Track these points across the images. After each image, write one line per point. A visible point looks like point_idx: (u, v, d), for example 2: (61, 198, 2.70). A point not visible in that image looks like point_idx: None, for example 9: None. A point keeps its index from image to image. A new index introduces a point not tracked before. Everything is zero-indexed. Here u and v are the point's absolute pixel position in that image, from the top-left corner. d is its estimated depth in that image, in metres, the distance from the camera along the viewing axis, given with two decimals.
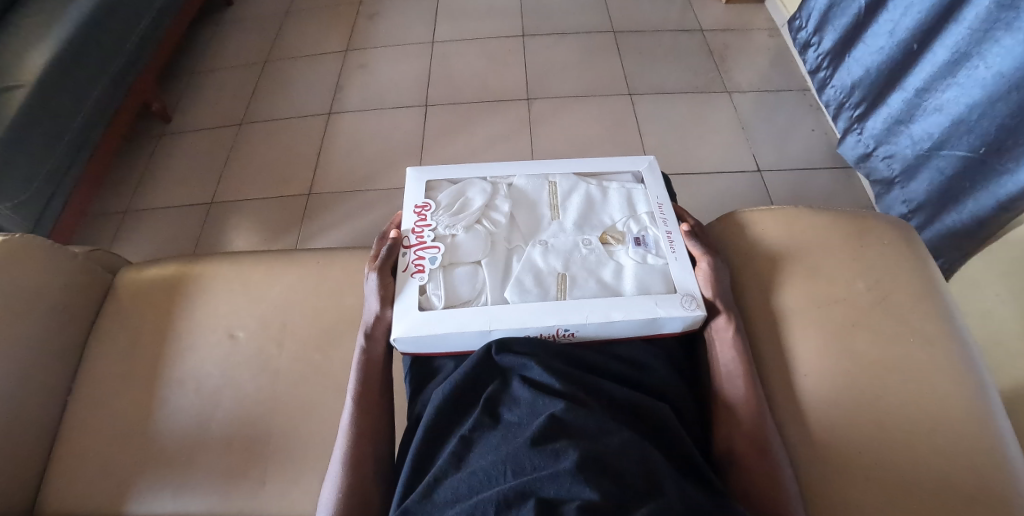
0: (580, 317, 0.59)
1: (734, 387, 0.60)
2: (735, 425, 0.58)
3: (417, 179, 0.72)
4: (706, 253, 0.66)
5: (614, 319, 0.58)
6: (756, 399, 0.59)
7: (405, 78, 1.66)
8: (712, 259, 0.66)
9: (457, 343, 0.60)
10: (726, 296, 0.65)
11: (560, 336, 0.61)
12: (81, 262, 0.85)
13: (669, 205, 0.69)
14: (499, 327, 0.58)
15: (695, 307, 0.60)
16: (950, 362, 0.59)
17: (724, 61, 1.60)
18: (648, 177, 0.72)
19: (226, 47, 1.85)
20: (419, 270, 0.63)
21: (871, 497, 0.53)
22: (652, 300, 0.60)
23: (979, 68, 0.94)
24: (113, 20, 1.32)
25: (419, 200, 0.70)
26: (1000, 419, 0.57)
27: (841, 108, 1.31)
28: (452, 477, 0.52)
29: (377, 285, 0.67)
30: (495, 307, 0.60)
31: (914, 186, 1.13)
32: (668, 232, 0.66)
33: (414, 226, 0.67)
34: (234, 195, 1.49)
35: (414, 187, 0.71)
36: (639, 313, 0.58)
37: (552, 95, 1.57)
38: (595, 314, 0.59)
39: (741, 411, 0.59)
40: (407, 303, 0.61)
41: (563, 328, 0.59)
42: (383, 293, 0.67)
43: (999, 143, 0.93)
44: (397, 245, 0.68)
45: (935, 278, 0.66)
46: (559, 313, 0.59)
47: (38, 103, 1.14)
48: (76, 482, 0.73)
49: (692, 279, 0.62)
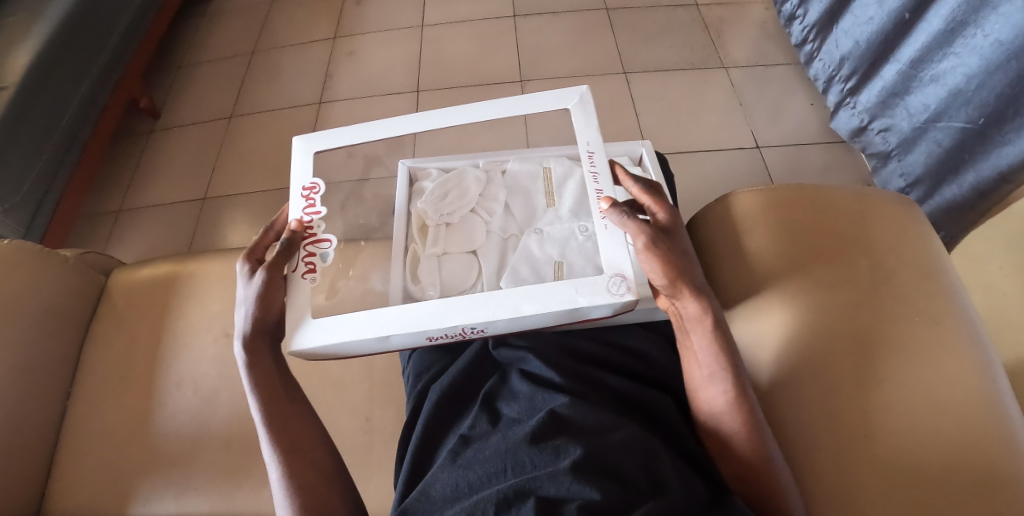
0: (486, 315, 0.52)
1: (713, 380, 0.56)
2: (720, 422, 0.56)
3: (305, 150, 0.65)
4: (642, 228, 0.57)
5: (527, 315, 0.52)
6: (740, 395, 0.55)
7: (396, 64, 1.63)
8: (648, 235, 0.57)
9: (357, 348, 0.55)
10: (682, 278, 0.57)
11: (470, 333, 0.55)
12: (71, 266, 0.84)
13: (603, 164, 0.62)
14: (395, 334, 0.52)
15: (625, 291, 0.53)
16: (955, 338, 0.58)
17: (720, 35, 1.57)
18: (578, 117, 0.65)
19: (211, 38, 1.82)
20: (309, 272, 0.58)
21: (877, 479, 0.53)
22: (574, 289, 0.53)
23: (977, 36, 0.91)
24: (95, 15, 1.30)
25: (306, 181, 0.63)
26: (1007, 394, 0.56)
27: (832, 81, 1.29)
28: (449, 472, 0.52)
29: (263, 291, 0.59)
30: (392, 308, 0.54)
31: (912, 158, 1.11)
32: (599, 190, 0.60)
33: (303, 214, 0.61)
34: (227, 191, 1.47)
35: (309, 164, 0.64)
36: (557, 306, 0.52)
37: (545, 76, 1.54)
38: (503, 310, 0.52)
39: (721, 404, 0.56)
40: (298, 312, 0.55)
41: (473, 327, 0.53)
42: (264, 297, 0.59)
43: (999, 114, 0.91)
44: (295, 237, 0.59)
45: (937, 252, 0.65)
46: (463, 311, 0.52)
47: (22, 104, 1.12)
48: (80, 486, 0.73)
49: (620, 257, 0.56)
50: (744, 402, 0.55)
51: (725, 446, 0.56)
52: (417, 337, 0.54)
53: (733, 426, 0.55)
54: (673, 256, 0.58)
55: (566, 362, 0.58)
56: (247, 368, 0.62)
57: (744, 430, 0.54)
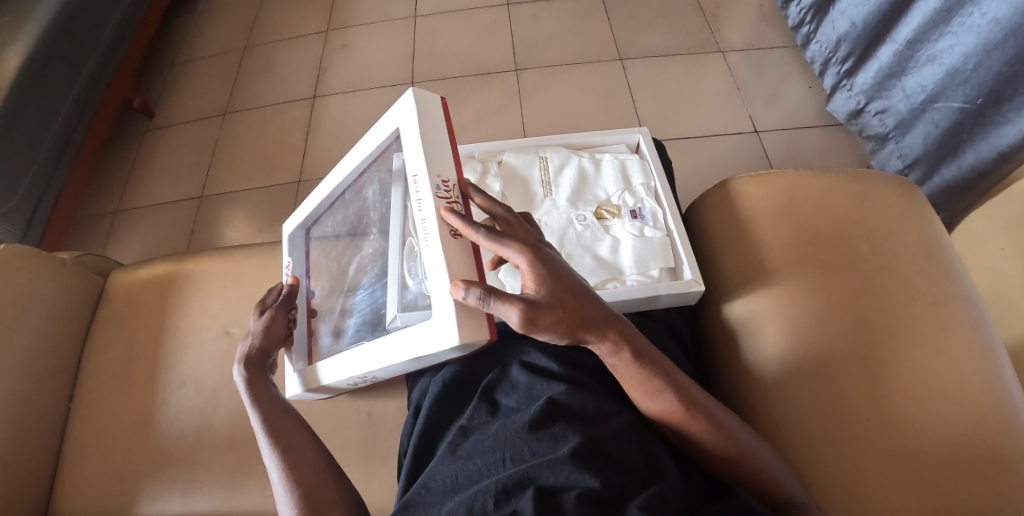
0: (361, 367, 0.58)
1: (656, 396, 0.54)
2: (685, 428, 0.54)
3: (288, 234, 0.74)
4: (509, 306, 0.46)
5: (384, 366, 0.56)
6: (698, 410, 0.53)
7: (390, 57, 1.62)
8: (526, 310, 0.46)
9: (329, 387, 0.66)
10: (576, 321, 0.49)
11: (372, 376, 0.61)
12: (69, 268, 0.84)
13: (426, 189, 0.50)
14: (323, 379, 0.63)
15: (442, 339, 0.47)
16: (958, 321, 0.58)
17: (716, 18, 1.55)
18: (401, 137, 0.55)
19: (203, 35, 1.80)
20: (311, 329, 0.68)
21: (877, 462, 0.53)
22: (407, 340, 0.52)
23: (973, 15, 0.90)
24: (84, 15, 1.28)
25: (287, 260, 0.72)
26: (1010, 375, 0.56)
27: (829, 64, 1.28)
28: (449, 464, 0.53)
29: (264, 329, 0.64)
30: (319, 363, 0.63)
31: (909, 140, 1.10)
32: (421, 218, 0.50)
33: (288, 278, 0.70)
34: (224, 187, 1.47)
35: (287, 245, 0.73)
36: (396, 357, 0.53)
37: (539, 65, 1.52)
38: (372, 363, 0.56)
39: (675, 415, 0.54)
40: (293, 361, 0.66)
41: (361, 375, 0.60)
42: (268, 334, 0.64)
43: (997, 93, 0.91)
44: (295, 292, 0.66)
45: (938, 234, 0.64)
46: (348, 365, 0.59)
47: (15, 106, 1.12)
48: (84, 488, 0.73)
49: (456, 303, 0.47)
50: (699, 407, 0.53)
51: (701, 451, 0.54)
52: (344, 381, 0.63)
53: (703, 431, 0.53)
54: (561, 306, 0.49)
55: (566, 350, 0.59)
56: (246, 386, 0.62)
57: (715, 430, 0.53)
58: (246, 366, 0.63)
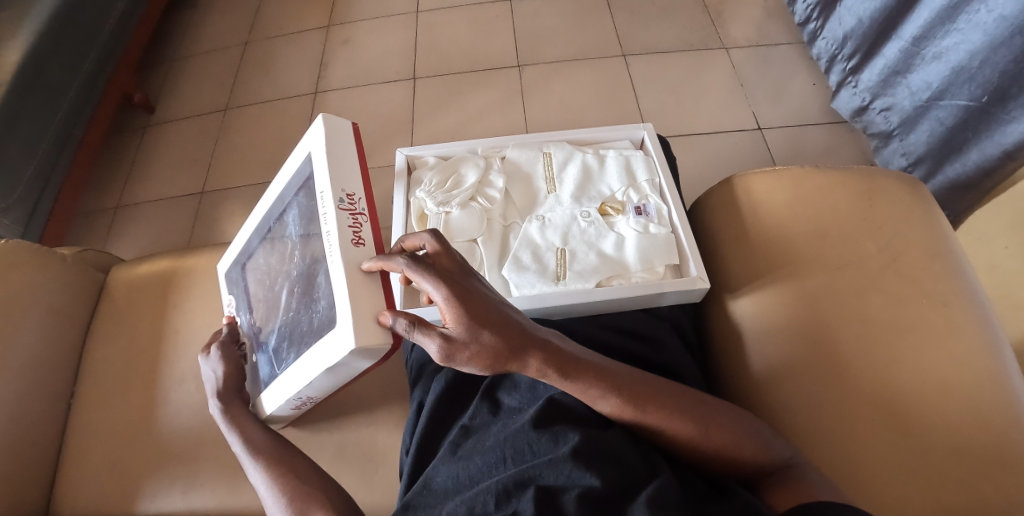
0: (292, 393, 0.58)
1: (598, 399, 0.52)
2: (643, 423, 0.52)
3: (223, 278, 0.77)
4: (427, 339, 0.47)
5: (311, 383, 0.55)
6: (651, 409, 0.52)
7: (391, 52, 1.61)
8: (444, 345, 0.47)
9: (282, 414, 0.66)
10: (502, 351, 0.49)
11: (309, 396, 0.61)
12: (70, 263, 0.83)
13: (330, 202, 0.53)
14: (268, 408, 0.62)
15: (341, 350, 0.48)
16: (965, 320, 0.57)
17: (719, 14, 1.54)
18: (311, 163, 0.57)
19: (203, 30, 1.79)
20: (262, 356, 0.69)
21: (882, 462, 0.52)
22: (317, 357, 0.52)
23: (980, 12, 0.89)
24: (84, 9, 1.27)
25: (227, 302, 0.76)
26: (1016, 374, 0.56)
27: (834, 61, 1.27)
28: (449, 465, 0.52)
29: (221, 355, 0.65)
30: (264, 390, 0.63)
31: (914, 138, 1.09)
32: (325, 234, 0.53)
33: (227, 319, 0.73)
34: (225, 184, 1.46)
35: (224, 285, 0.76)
36: (310, 375, 0.54)
37: (541, 61, 1.52)
38: (300, 387, 0.57)
39: (625, 414, 0.52)
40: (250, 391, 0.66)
41: (297, 397, 0.60)
42: (228, 360, 0.65)
43: (1002, 91, 0.90)
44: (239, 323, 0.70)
45: (945, 232, 0.64)
46: (281, 394, 0.60)
47: (15, 102, 1.11)
48: (85, 485, 0.73)
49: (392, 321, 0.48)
50: (645, 398, 0.52)
51: (690, 451, 0.53)
52: (286, 408, 0.63)
53: (680, 425, 0.52)
54: (483, 338, 0.48)
55: None
56: (224, 413, 0.62)
57: (696, 425, 0.52)
58: (219, 398, 0.63)
